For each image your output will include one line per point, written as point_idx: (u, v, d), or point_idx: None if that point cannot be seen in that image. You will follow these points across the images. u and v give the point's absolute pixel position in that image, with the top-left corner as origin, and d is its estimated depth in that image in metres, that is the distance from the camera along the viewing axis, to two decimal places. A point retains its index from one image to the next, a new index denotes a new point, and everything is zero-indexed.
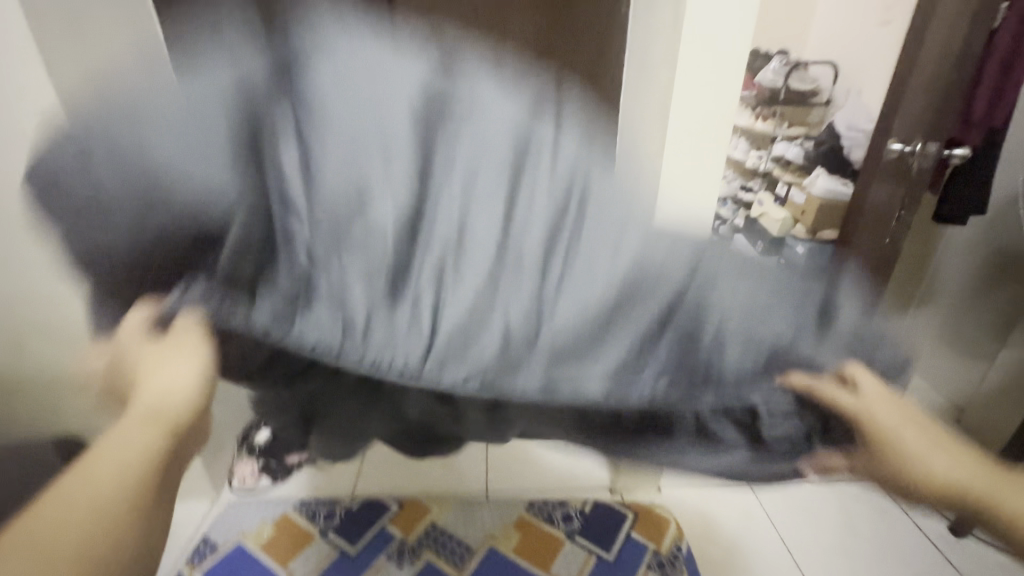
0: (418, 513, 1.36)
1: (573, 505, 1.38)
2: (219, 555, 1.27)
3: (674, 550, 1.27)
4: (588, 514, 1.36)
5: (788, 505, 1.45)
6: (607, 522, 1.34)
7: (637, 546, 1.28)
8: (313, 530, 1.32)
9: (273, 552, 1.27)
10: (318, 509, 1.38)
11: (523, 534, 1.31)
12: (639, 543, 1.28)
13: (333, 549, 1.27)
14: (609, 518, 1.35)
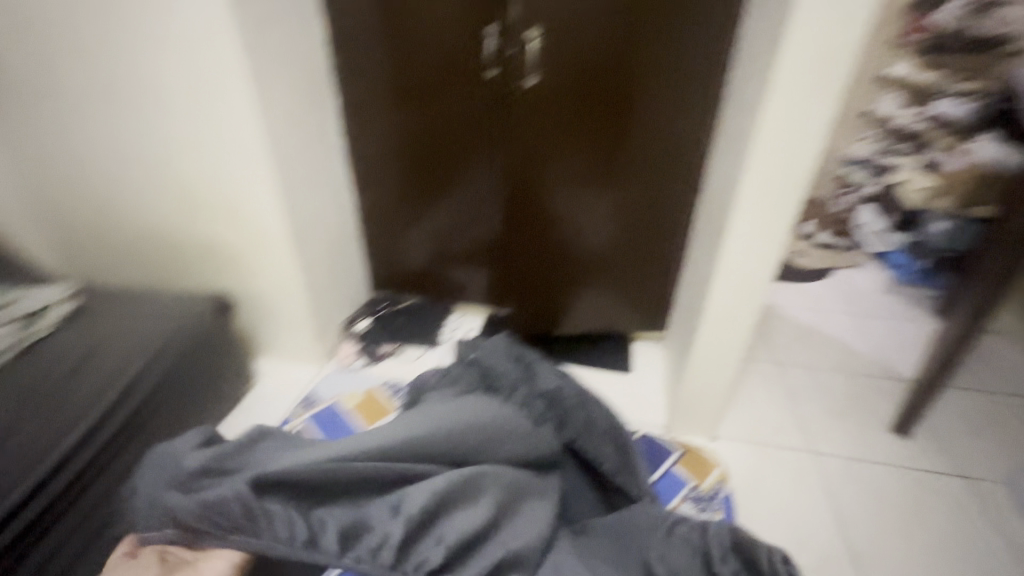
0: (374, 402, 1.48)
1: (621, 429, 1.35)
2: (318, 407, 1.48)
3: (714, 489, 1.22)
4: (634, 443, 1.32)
5: (849, 480, 1.40)
6: (659, 449, 1.33)
7: (678, 479, 1.25)
8: (391, 407, 1.48)
9: (360, 416, 1.45)
10: (400, 390, 1.53)
11: (366, 400, 1.50)
12: (678, 478, 1.24)
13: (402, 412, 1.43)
14: (656, 451, 1.31)
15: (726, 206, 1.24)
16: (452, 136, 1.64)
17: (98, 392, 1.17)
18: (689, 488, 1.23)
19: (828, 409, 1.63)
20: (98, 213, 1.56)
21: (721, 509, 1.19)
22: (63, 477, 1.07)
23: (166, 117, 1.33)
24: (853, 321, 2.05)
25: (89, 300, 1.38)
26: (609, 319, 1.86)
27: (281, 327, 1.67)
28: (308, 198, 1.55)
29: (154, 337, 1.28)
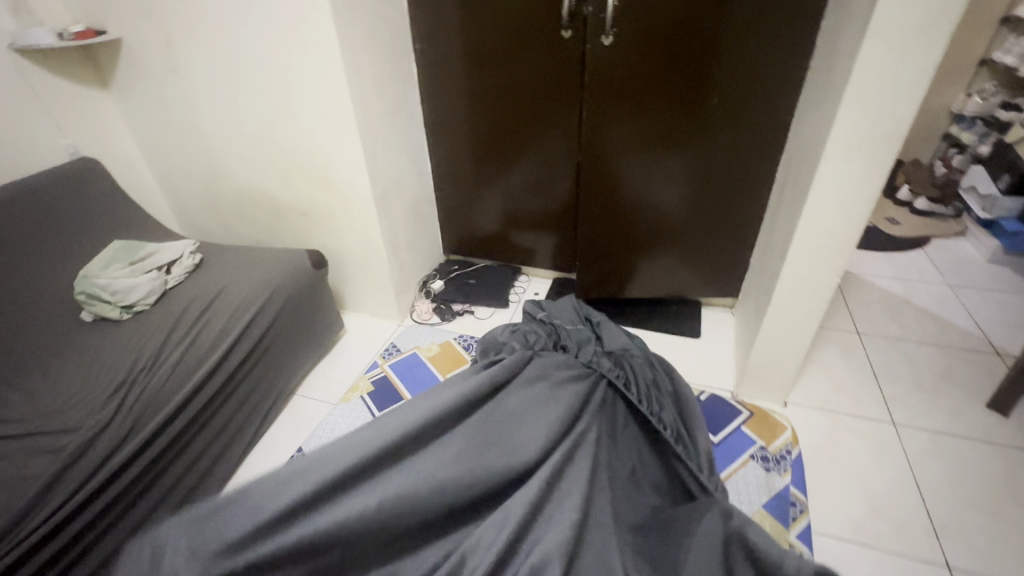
0: (449, 352, 1.64)
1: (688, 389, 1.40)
2: (400, 356, 1.63)
3: (783, 450, 1.23)
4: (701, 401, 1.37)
5: (935, 452, 1.34)
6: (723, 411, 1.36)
7: (746, 438, 1.27)
8: (467, 358, 1.63)
9: (438, 365, 1.58)
10: (472, 344, 1.68)
11: (441, 349, 1.65)
12: (747, 436, 1.27)
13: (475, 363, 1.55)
14: (723, 411, 1.34)
15: (813, 162, 1.20)
16: (525, 100, 1.67)
17: (231, 320, 1.31)
18: (757, 448, 1.25)
19: (915, 381, 1.55)
20: (212, 178, 1.75)
21: (790, 469, 1.19)
22: (205, 391, 1.22)
23: (269, 86, 1.46)
24: (951, 292, 1.90)
25: (206, 253, 1.54)
26: (678, 284, 1.85)
27: (365, 283, 1.81)
28: (391, 161, 1.65)
29: (270, 280, 1.43)
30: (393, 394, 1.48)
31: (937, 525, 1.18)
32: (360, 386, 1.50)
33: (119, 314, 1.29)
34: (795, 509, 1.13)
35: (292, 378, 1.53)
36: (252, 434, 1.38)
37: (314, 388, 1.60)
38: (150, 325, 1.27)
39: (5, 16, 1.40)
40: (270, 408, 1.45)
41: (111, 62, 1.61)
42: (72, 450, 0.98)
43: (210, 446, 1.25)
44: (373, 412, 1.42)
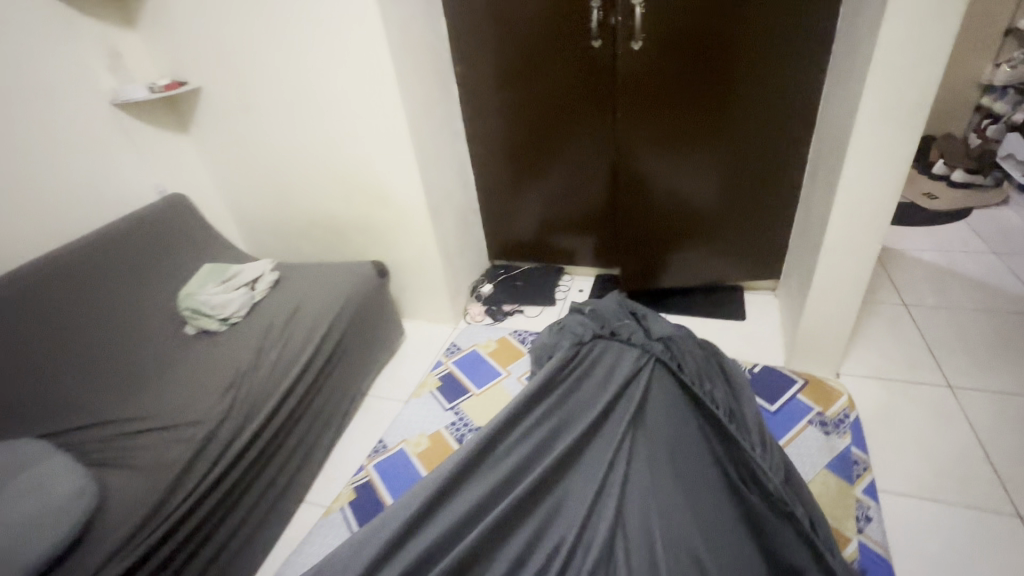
0: (508, 347, 1.76)
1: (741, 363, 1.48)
2: (462, 354, 1.76)
3: (841, 414, 1.31)
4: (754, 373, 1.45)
5: (995, 411, 1.36)
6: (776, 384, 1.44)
7: (803, 405, 1.34)
8: (524, 351, 1.75)
9: (498, 359, 1.71)
10: (526, 338, 1.80)
11: (500, 345, 1.78)
12: (803, 402, 1.34)
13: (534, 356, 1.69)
14: (777, 380, 1.42)
15: (843, 137, 1.27)
16: (559, 108, 1.79)
17: (314, 324, 1.46)
18: (814, 414, 1.32)
19: (968, 346, 1.57)
20: (279, 204, 1.93)
21: (849, 431, 1.27)
22: (298, 388, 1.36)
23: (331, 116, 1.63)
24: (997, 259, 1.90)
25: (281, 271, 1.70)
26: (718, 272, 1.91)
27: (422, 291, 1.94)
28: (441, 175, 1.79)
29: (343, 288, 1.58)
30: (460, 388, 1.60)
31: (1004, 478, 1.20)
32: (429, 383, 1.64)
33: (218, 325, 1.45)
34: (858, 467, 1.20)
35: (364, 379, 1.65)
36: (335, 431, 1.51)
37: (384, 388, 1.73)
38: (246, 333, 1.43)
39: (107, 77, 1.63)
40: (348, 407, 1.57)
41: (191, 108, 1.82)
42: (199, 439, 1.13)
43: (303, 439, 1.39)
44: (445, 405, 1.55)
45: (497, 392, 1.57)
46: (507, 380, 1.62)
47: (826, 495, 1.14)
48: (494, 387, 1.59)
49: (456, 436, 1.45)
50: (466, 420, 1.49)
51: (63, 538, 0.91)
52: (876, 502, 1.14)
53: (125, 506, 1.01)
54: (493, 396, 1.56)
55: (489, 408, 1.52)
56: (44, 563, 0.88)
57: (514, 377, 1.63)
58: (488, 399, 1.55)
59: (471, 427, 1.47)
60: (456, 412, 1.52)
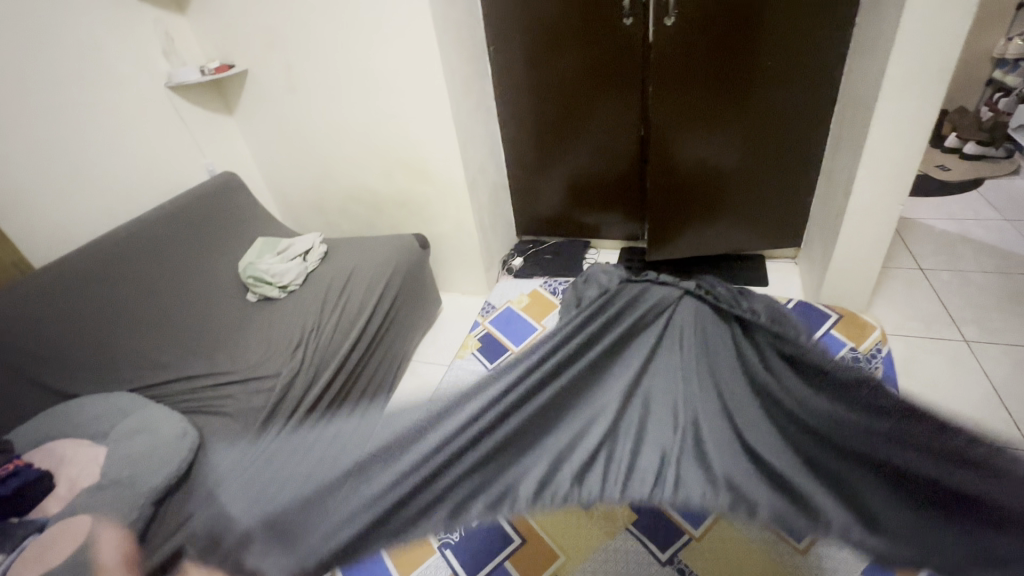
0: (542, 304, 1.81)
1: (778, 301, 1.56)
2: (497, 313, 1.81)
3: (874, 349, 1.38)
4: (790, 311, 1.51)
5: (1010, 361, 1.45)
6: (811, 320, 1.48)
7: (838, 341, 1.41)
8: (556, 303, 1.82)
9: (533, 315, 1.77)
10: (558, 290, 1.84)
11: (532, 301, 1.83)
12: (838, 339, 1.41)
13: None
14: (814, 317, 1.48)
15: (868, 105, 1.35)
16: (588, 86, 1.87)
17: (369, 291, 1.56)
18: (848, 350, 1.39)
19: (983, 304, 1.66)
20: (320, 183, 2.02)
21: (881, 367, 1.33)
22: (359, 348, 1.46)
23: (375, 95, 1.71)
24: (1010, 225, 1.98)
25: (329, 244, 1.80)
26: (742, 242, 1.99)
27: (458, 264, 2.04)
28: (477, 151, 1.87)
29: (391, 259, 1.68)
30: (501, 346, 1.66)
31: (1018, 418, 1.30)
32: (470, 343, 1.68)
33: (280, 292, 1.55)
34: None
35: (410, 345, 1.75)
36: (388, 390, 1.62)
37: (429, 353, 1.83)
38: (306, 299, 1.54)
39: (161, 62, 1.72)
40: (398, 370, 1.68)
41: (237, 91, 1.91)
42: (278, 391, 1.23)
43: (363, 395, 1.50)
44: (488, 364, 1.60)
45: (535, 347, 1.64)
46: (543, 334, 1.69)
47: None
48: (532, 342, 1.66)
49: None
50: None
51: (175, 470, 1.02)
52: None
53: (222, 447, 1.11)
54: None
55: None
56: (162, 491, 0.99)
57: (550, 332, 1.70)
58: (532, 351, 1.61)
59: None
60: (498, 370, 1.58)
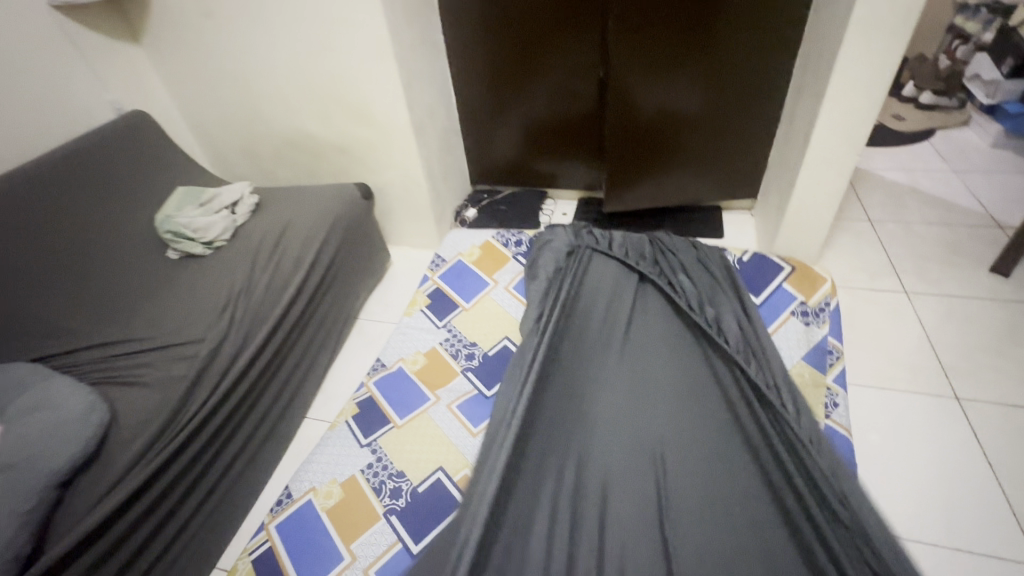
0: (494, 255, 1.66)
1: (734, 252, 1.54)
2: (448, 265, 1.67)
3: (822, 303, 1.40)
4: (747, 263, 1.51)
5: (946, 313, 1.50)
6: (765, 272, 1.49)
7: (788, 295, 1.42)
8: (509, 255, 1.66)
9: (483, 267, 1.63)
10: (510, 240, 1.70)
11: (483, 252, 1.68)
12: (789, 293, 1.42)
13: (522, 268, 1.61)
14: (768, 268, 1.48)
15: (832, 50, 1.28)
16: (543, 20, 1.70)
17: (304, 247, 1.43)
18: (798, 303, 1.41)
19: (925, 256, 1.69)
20: (249, 124, 1.82)
21: (828, 321, 1.36)
22: (295, 310, 1.36)
23: (302, 23, 1.50)
24: (956, 177, 2.02)
25: (261, 194, 1.63)
26: (700, 193, 1.95)
27: (406, 215, 1.92)
28: (423, 91, 1.71)
29: (328, 210, 1.54)
30: (450, 302, 1.55)
31: (948, 368, 1.35)
32: (419, 300, 1.57)
33: (203, 250, 1.42)
34: (832, 357, 1.31)
35: (357, 301, 1.66)
36: (333, 351, 1.54)
37: (376, 311, 1.75)
38: (234, 256, 1.40)
39: None
40: (343, 329, 1.59)
41: (143, 15, 1.65)
42: (201, 359, 1.13)
43: (303, 357, 1.41)
44: (437, 322, 1.51)
45: (485, 305, 1.53)
46: (495, 290, 1.57)
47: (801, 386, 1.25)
48: (482, 299, 1.55)
49: (451, 351, 1.43)
50: (459, 335, 1.47)
51: (81, 450, 0.94)
52: (843, 390, 1.26)
53: (137, 423, 1.02)
54: (483, 311, 1.52)
55: (481, 322, 1.49)
56: (67, 472, 0.91)
57: (502, 287, 1.57)
58: (485, 315, 1.51)
59: (463, 342, 1.45)
60: (447, 329, 1.49)
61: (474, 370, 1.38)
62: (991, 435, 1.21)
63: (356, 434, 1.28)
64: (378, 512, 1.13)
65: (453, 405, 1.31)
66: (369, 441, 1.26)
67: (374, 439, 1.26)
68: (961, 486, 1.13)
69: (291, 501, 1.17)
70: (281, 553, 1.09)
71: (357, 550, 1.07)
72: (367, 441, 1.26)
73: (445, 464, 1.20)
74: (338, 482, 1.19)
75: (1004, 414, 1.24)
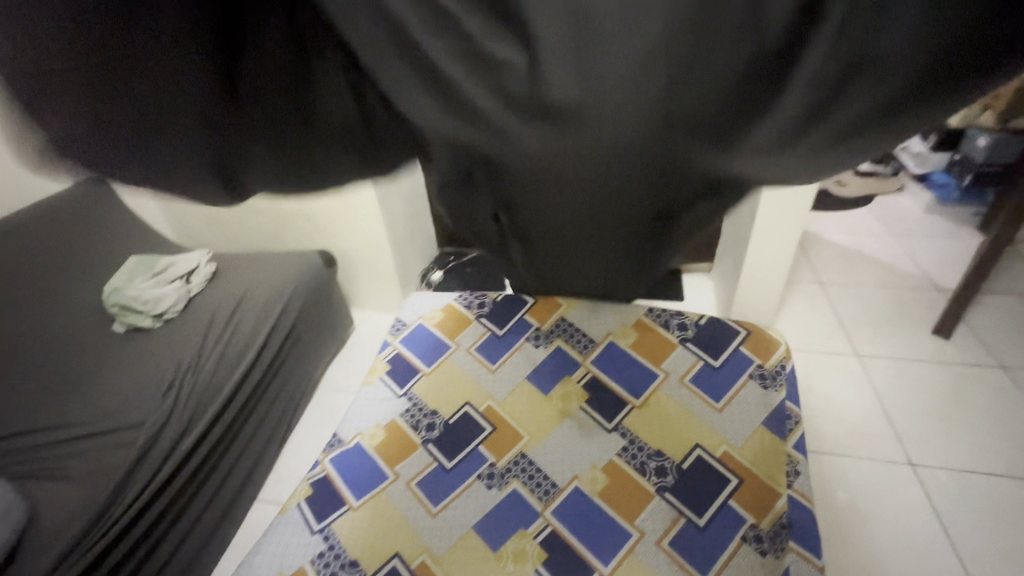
0: (459, 318, 1.61)
1: (690, 317, 1.52)
2: (409, 330, 1.60)
3: (778, 366, 1.39)
4: (702, 328, 1.49)
5: (895, 375, 1.55)
6: (719, 337, 1.47)
7: (744, 359, 1.41)
8: (472, 317, 1.61)
9: (444, 329, 1.58)
10: (472, 302, 1.65)
11: (446, 315, 1.62)
12: (744, 358, 1.41)
13: (486, 331, 1.56)
14: (722, 334, 1.47)
15: None
16: None
17: (261, 317, 1.40)
18: (755, 367, 1.39)
19: (872, 318, 1.77)
20: None
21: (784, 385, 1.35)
22: (247, 386, 1.31)
23: None
24: (895, 240, 2.14)
25: (219, 260, 1.59)
26: None
27: (370, 280, 1.90)
28: None
29: (289, 279, 1.52)
30: (410, 368, 1.49)
31: (900, 432, 1.39)
32: (378, 366, 1.51)
33: (152, 323, 1.36)
34: (790, 421, 1.32)
35: (315, 370, 1.63)
36: (285, 427, 1.48)
37: (336, 380, 1.70)
38: (186, 329, 1.35)
39: None
40: (298, 402, 1.54)
41: None
42: (140, 446, 1.07)
43: (252, 436, 1.36)
44: (398, 391, 1.44)
45: (448, 369, 1.48)
46: (458, 353, 1.51)
47: (761, 452, 1.23)
48: (445, 363, 1.49)
49: (412, 423, 1.37)
50: (420, 404, 1.41)
51: None
52: (803, 457, 1.27)
53: (60, 522, 0.95)
54: (451, 374, 1.46)
55: (450, 389, 1.43)
56: None
57: (465, 349, 1.52)
58: (456, 384, 1.44)
59: (425, 412, 1.39)
60: (409, 398, 1.42)
61: (436, 441, 1.32)
62: (946, 504, 1.23)
63: (307, 518, 1.20)
64: None
65: (413, 482, 1.25)
66: (321, 527, 1.18)
67: (326, 524, 1.19)
68: (919, 557, 1.14)
69: None
70: None
71: None
72: (318, 527, 1.19)
73: (402, 549, 1.14)
74: None
75: (957, 481, 1.27)
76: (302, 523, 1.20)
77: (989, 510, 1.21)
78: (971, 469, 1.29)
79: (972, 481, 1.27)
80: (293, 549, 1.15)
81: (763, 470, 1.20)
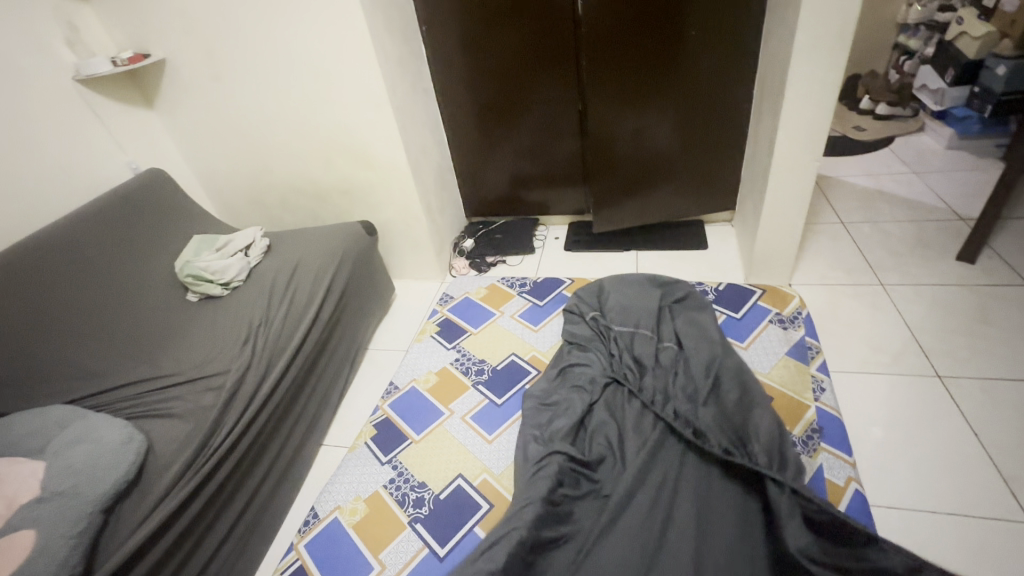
0: (501, 293, 1.92)
1: (711, 285, 1.77)
2: (455, 301, 1.91)
3: (795, 312, 1.59)
4: (722, 291, 1.73)
5: (919, 300, 1.60)
6: (739, 298, 1.70)
7: (763, 310, 1.62)
8: (514, 293, 1.91)
9: (490, 302, 1.87)
10: (514, 283, 1.97)
11: (490, 291, 1.94)
12: (763, 308, 1.63)
13: (526, 302, 1.84)
14: (741, 294, 1.70)
15: (783, 69, 1.43)
16: (521, 61, 1.86)
17: (316, 281, 1.53)
18: (774, 314, 1.61)
19: (896, 252, 1.81)
20: (256, 175, 1.94)
21: (802, 324, 1.55)
22: (308, 343, 1.42)
23: (305, 80, 1.65)
24: (918, 178, 2.16)
25: (271, 236, 1.73)
26: (681, 211, 2.08)
27: (407, 249, 2.02)
28: (418, 133, 1.85)
29: (337, 247, 1.64)
30: (459, 328, 1.76)
31: (928, 350, 1.44)
32: (429, 328, 1.78)
33: (221, 290, 1.51)
34: (811, 351, 1.47)
35: (365, 333, 1.74)
36: (345, 381, 1.61)
37: (387, 340, 1.83)
38: (250, 295, 1.49)
39: (67, 52, 1.59)
40: (353, 363, 1.66)
41: (155, 82, 1.80)
42: (227, 389, 1.20)
43: (316, 392, 1.47)
44: (447, 344, 1.70)
45: (495, 328, 1.74)
46: (502, 317, 1.78)
47: (788, 375, 1.41)
48: (491, 324, 1.76)
49: (462, 369, 1.59)
50: (468, 355, 1.65)
51: (120, 479, 1.00)
52: (827, 376, 1.40)
53: (169, 453, 1.08)
54: (494, 334, 1.71)
55: (492, 344, 1.67)
56: (111, 497, 0.98)
57: (508, 315, 1.79)
58: (501, 339, 1.68)
59: (473, 360, 1.62)
60: (457, 350, 1.67)
61: (485, 382, 1.53)
62: (975, 408, 1.29)
63: (376, 452, 1.38)
64: (402, 521, 1.21)
65: (466, 416, 1.44)
66: (389, 457, 1.36)
67: (393, 455, 1.36)
68: (955, 459, 1.19)
69: (318, 521, 1.25)
70: (310, 569, 1.16)
71: (383, 559, 1.14)
72: (387, 458, 1.36)
73: (463, 470, 1.30)
74: (361, 499, 1.27)
75: (983, 389, 1.32)
76: (372, 456, 1.37)
77: (1018, 411, 1.26)
78: (998, 377, 1.34)
79: (999, 388, 1.32)
80: (372, 472, 1.33)
81: (790, 387, 1.37)
